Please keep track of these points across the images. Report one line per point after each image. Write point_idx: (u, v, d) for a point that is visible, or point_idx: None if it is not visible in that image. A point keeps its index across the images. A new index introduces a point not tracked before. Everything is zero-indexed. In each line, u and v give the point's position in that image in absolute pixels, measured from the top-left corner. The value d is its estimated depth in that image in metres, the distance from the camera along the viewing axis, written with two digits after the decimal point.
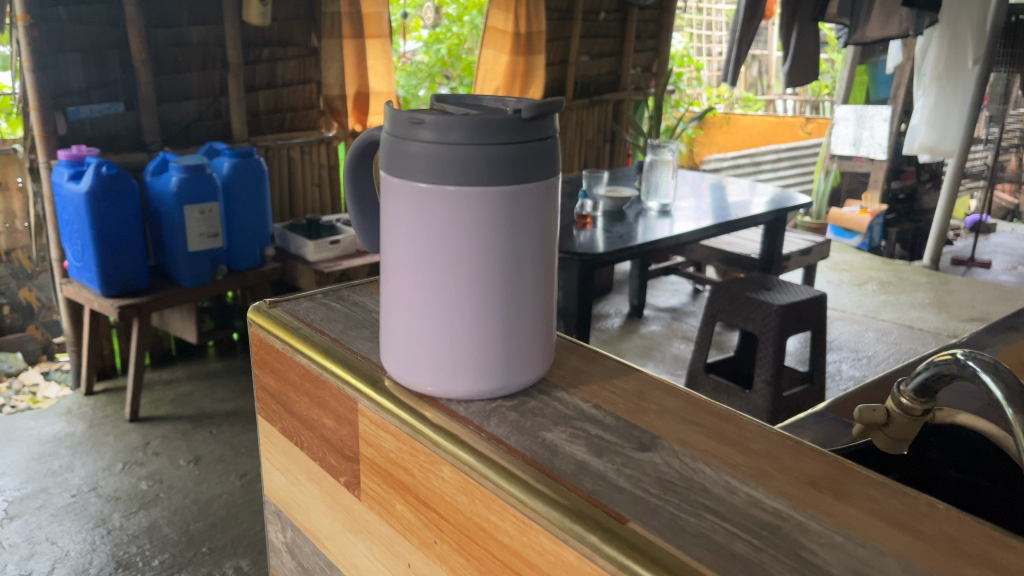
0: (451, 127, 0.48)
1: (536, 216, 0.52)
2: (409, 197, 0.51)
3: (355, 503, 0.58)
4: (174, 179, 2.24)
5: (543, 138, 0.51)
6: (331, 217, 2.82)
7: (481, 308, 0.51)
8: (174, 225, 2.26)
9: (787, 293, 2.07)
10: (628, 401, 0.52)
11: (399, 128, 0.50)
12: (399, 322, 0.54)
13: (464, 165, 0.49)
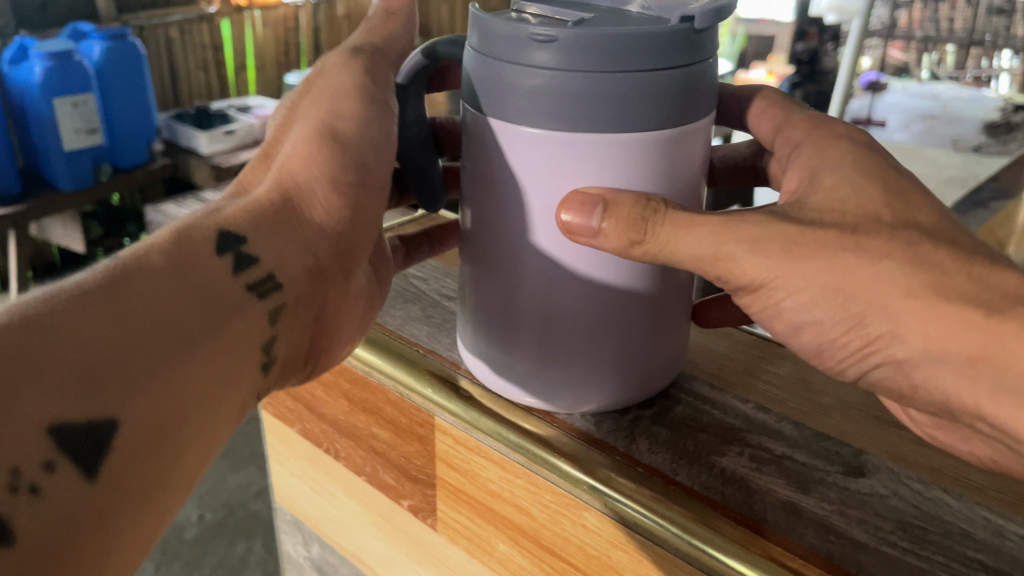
0: (592, 51, 0.33)
1: (687, 171, 0.38)
2: (517, 148, 0.36)
3: (426, 534, 0.47)
4: (39, 69, 1.91)
5: (707, 63, 0.36)
6: (223, 103, 2.54)
7: (618, 300, 0.38)
8: (44, 121, 1.96)
9: None
10: (795, 395, 0.42)
11: (505, 49, 0.35)
12: (493, 314, 0.40)
13: (610, 102, 0.34)
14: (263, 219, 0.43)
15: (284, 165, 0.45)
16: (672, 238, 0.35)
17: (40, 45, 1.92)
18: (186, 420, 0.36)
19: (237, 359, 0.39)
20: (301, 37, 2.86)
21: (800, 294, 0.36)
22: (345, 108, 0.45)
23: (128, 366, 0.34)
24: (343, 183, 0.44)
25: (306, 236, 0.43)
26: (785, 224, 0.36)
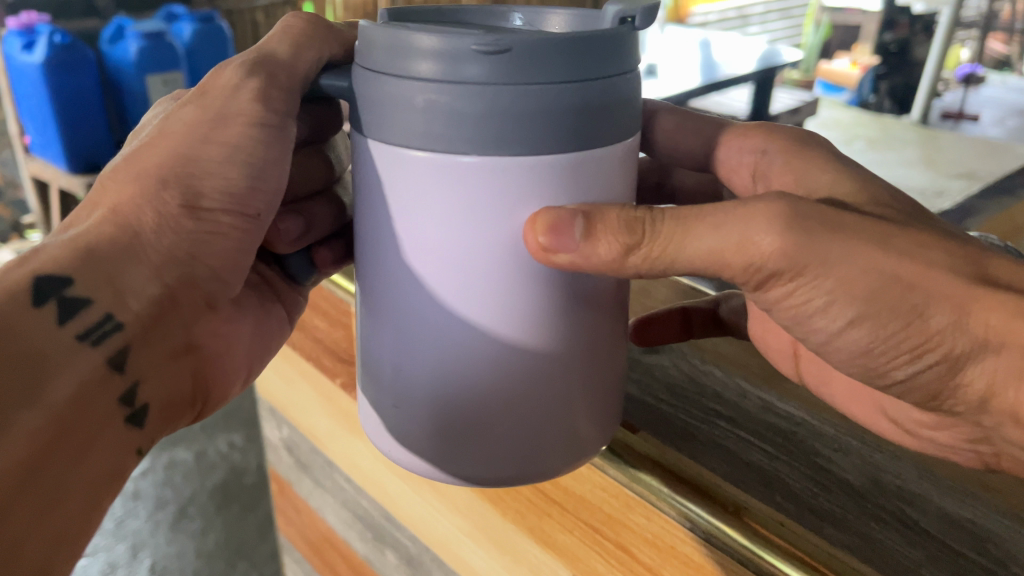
0: (507, 65, 0.46)
1: (611, 171, 0.52)
2: (447, 161, 0.49)
3: (346, 400, 0.89)
4: (135, 47, 2.36)
5: (621, 72, 0.50)
6: None
7: (552, 281, 0.53)
8: (138, 94, 2.42)
9: None
10: (853, 356, 0.57)
11: (410, 65, 0.47)
12: (437, 316, 0.53)
13: (517, 111, 0.47)
14: (89, 258, 0.58)
15: (110, 203, 0.60)
16: (685, 233, 0.52)
17: (136, 27, 2.37)
18: (78, 429, 0.54)
19: (92, 384, 0.56)
20: None
21: (852, 291, 0.52)
22: (210, 149, 0.62)
23: (10, 413, 0.49)
24: (205, 211, 0.62)
25: (153, 262, 0.60)
26: (820, 210, 0.51)
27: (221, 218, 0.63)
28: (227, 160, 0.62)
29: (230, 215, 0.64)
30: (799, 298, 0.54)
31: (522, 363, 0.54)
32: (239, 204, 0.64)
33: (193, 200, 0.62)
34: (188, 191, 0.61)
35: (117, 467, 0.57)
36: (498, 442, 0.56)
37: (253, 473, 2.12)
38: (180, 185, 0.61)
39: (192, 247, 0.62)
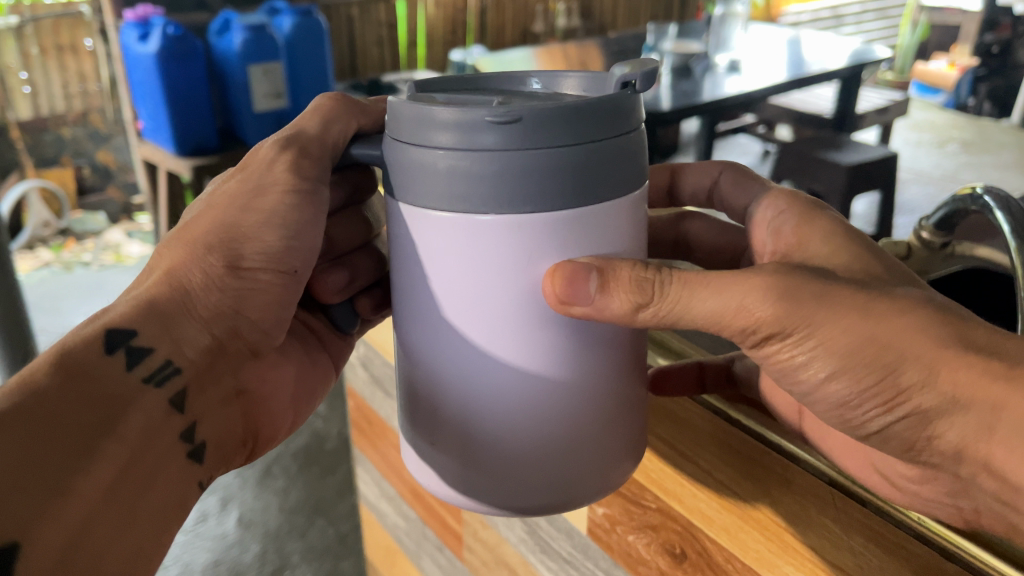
0: (516, 133, 0.52)
1: (619, 223, 0.58)
2: (466, 220, 0.55)
3: None
4: (239, 39, 2.52)
5: (621, 132, 0.55)
6: (395, 76, 3.07)
7: (565, 327, 0.58)
8: (240, 83, 2.58)
9: (861, 152, 2.53)
10: (831, 409, 0.61)
11: (429, 135, 0.54)
12: (464, 358, 0.59)
13: (526, 172, 0.53)
14: (155, 312, 0.68)
15: (166, 264, 0.69)
16: (690, 296, 0.58)
17: (241, 20, 2.53)
18: (142, 462, 0.64)
19: (154, 421, 0.66)
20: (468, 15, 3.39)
21: (832, 348, 0.56)
22: (244, 218, 0.69)
23: (91, 444, 0.60)
24: (246, 269, 0.69)
25: (203, 318, 0.70)
26: (809, 281, 0.57)
27: (259, 275, 0.70)
28: (264, 226, 0.69)
29: (267, 269, 0.70)
30: (788, 354, 0.59)
31: (546, 396, 0.59)
32: (278, 263, 0.70)
33: (235, 261, 0.69)
34: (230, 254, 0.69)
35: (180, 490, 0.67)
36: (530, 467, 0.61)
37: (333, 440, 2.23)
38: (221, 249, 0.69)
39: (241, 303, 0.71)
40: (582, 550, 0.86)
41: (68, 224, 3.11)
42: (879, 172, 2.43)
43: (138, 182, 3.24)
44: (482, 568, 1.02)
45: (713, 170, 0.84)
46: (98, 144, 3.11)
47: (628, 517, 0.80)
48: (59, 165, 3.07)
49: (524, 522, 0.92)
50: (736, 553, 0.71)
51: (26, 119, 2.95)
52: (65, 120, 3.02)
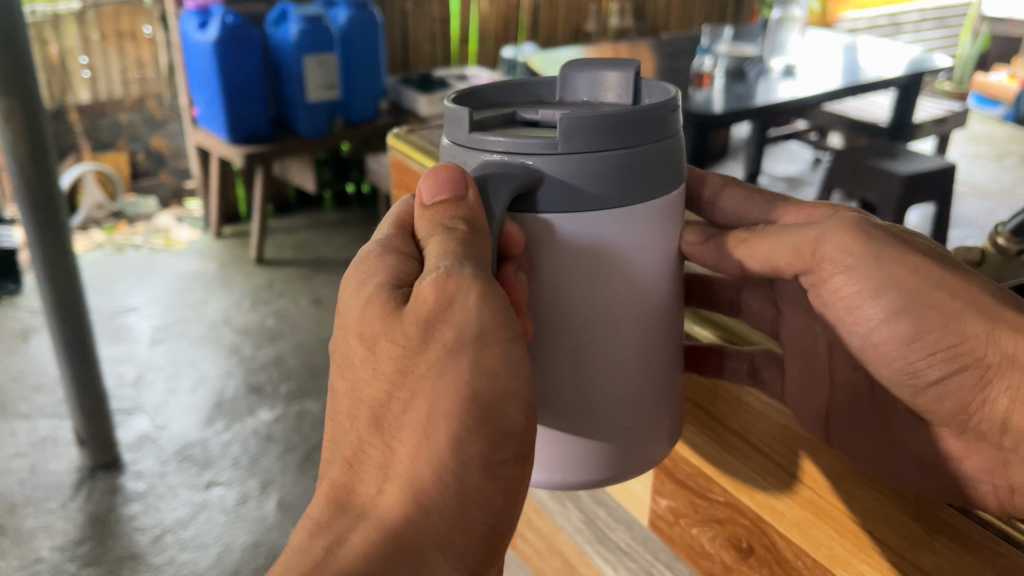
0: (648, 125, 0.52)
1: (666, 227, 0.57)
2: (586, 221, 0.53)
3: None
4: (296, 30, 2.55)
5: (665, 136, 0.54)
6: (445, 72, 3.09)
7: (672, 300, 0.60)
8: (295, 74, 2.61)
9: (916, 162, 2.43)
10: (887, 354, 0.56)
11: (481, 138, 0.52)
12: (604, 361, 0.57)
13: (657, 160, 0.53)
14: (392, 550, 0.47)
15: (394, 468, 0.48)
16: (761, 242, 0.60)
17: (298, 11, 2.56)
18: None
19: None
20: (521, 13, 3.40)
21: (899, 286, 0.53)
22: (481, 382, 0.46)
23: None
24: (496, 465, 0.49)
25: (448, 542, 0.48)
26: (884, 231, 0.56)
27: (500, 461, 0.49)
28: (512, 393, 0.47)
29: (506, 450, 0.49)
30: (846, 291, 0.56)
31: (646, 367, 0.59)
32: (520, 447, 0.49)
33: (484, 462, 0.48)
34: (489, 442, 0.47)
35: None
36: (638, 445, 0.60)
37: None
38: (480, 436, 0.47)
39: (490, 507, 0.50)
40: (643, 541, 0.78)
41: (120, 207, 3.15)
42: (936, 182, 2.38)
43: (189, 168, 3.29)
44: (536, 559, 0.92)
45: (715, 180, 0.70)
46: (153, 130, 3.16)
47: (694, 510, 0.73)
48: (115, 149, 3.13)
49: (580, 508, 0.83)
50: (808, 550, 0.64)
51: (85, 103, 3.01)
52: (122, 105, 3.08)
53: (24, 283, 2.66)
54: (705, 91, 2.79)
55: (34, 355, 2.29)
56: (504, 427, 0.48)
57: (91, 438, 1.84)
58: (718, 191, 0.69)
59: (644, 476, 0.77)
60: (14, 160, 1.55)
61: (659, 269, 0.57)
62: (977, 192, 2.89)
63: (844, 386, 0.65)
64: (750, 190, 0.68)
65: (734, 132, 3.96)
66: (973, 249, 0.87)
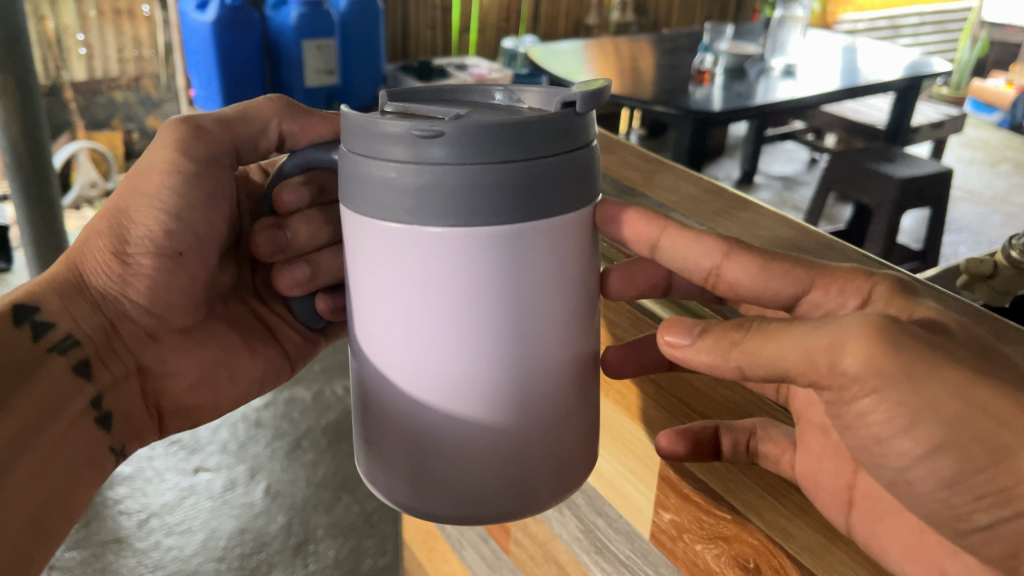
0: (506, 143, 0.45)
1: (568, 256, 0.50)
2: (416, 235, 0.47)
3: None
4: (296, 14, 2.53)
5: (575, 146, 0.48)
6: (443, 60, 3.08)
7: (561, 345, 0.52)
8: (294, 58, 2.59)
9: (913, 166, 2.43)
10: (914, 485, 0.45)
11: (376, 149, 0.47)
12: (434, 387, 0.51)
13: (520, 183, 0.46)
14: (62, 292, 0.66)
15: (82, 260, 0.66)
16: (763, 344, 0.44)
17: None
18: (48, 428, 0.62)
19: (60, 390, 0.64)
20: (523, 4, 3.40)
21: (937, 414, 0.41)
22: (132, 203, 0.65)
23: (7, 395, 0.60)
24: (131, 256, 0.66)
25: (92, 300, 0.67)
26: (913, 334, 0.41)
27: (143, 261, 0.66)
28: (141, 202, 0.65)
29: (152, 253, 0.66)
30: (877, 419, 0.42)
31: (517, 405, 0.52)
32: (162, 249, 0.66)
33: (120, 249, 0.65)
34: (117, 241, 0.65)
35: (88, 451, 0.66)
36: (488, 481, 0.53)
37: None
38: (111, 235, 0.65)
39: (147, 290, 0.67)
40: (643, 555, 0.67)
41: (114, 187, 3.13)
42: (933, 186, 2.39)
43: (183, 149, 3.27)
44: None
45: (714, 248, 0.52)
46: (149, 110, 3.14)
47: (698, 527, 0.62)
48: (110, 128, 3.11)
49: (577, 516, 0.74)
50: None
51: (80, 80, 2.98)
52: (118, 83, 3.06)
53: (14, 260, 2.64)
54: (704, 88, 2.78)
55: None
56: (132, 233, 0.65)
57: None
58: (717, 262, 0.51)
59: (645, 486, 0.67)
60: (6, 137, 1.52)
61: (537, 305, 0.50)
62: (970, 198, 2.99)
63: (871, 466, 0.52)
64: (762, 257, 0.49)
65: (731, 129, 3.98)
66: (985, 262, 0.84)
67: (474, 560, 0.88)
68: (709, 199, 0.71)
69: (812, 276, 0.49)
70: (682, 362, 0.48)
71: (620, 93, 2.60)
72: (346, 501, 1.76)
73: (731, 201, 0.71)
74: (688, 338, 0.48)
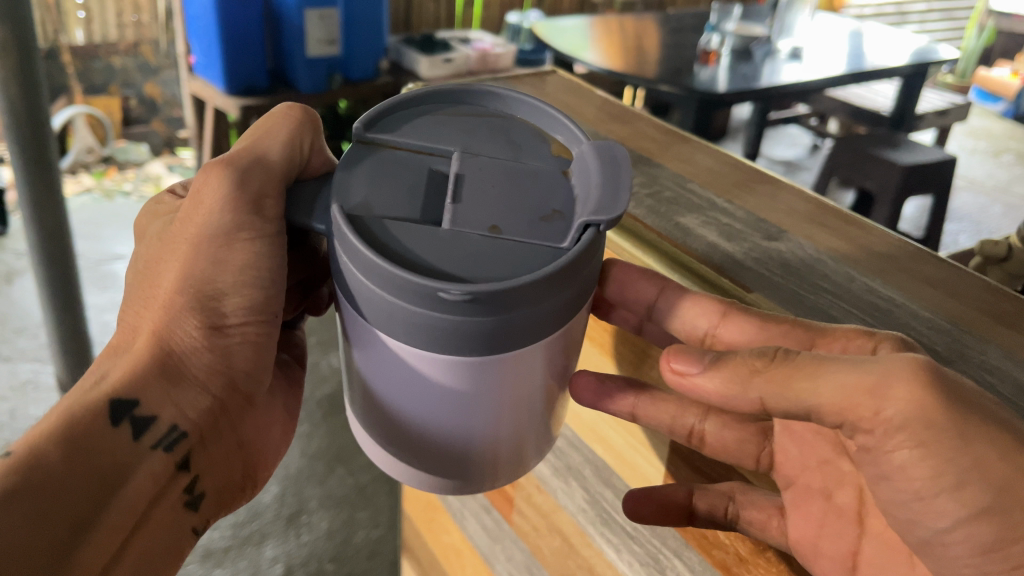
0: (526, 301, 0.44)
1: (565, 335, 0.50)
2: (426, 361, 0.47)
3: None
4: None
5: (584, 269, 0.47)
6: (447, 34, 3.05)
7: (546, 404, 0.54)
8: (296, 28, 2.54)
9: (917, 153, 2.40)
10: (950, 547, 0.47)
11: (381, 288, 0.45)
12: (433, 457, 0.53)
13: (531, 326, 0.46)
14: (162, 374, 0.56)
15: (161, 334, 0.56)
16: (795, 378, 0.45)
17: None
18: (145, 532, 0.54)
19: (155, 488, 0.55)
20: None
21: (986, 476, 0.43)
22: (222, 275, 0.56)
23: (97, 509, 0.51)
24: (229, 329, 0.57)
25: (199, 381, 0.57)
26: (961, 393, 0.44)
27: (240, 332, 0.58)
28: (238, 278, 0.56)
29: (250, 316, 0.58)
30: (917, 473, 0.45)
31: (511, 443, 0.54)
32: (262, 314, 0.58)
33: (216, 320, 0.57)
34: (210, 313, 0.56)
35: (173, 537, 0.57)
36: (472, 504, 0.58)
37: None
38: (201, 306, 0.56)
39: (246, 359, 0.59)
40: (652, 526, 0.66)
41: (111, 153, 3.10)
42: (937, 173, 2.36)
43: (183, 118, 3.24)
44: None
45: (712, 308, 0.52)
46: (147, 76, 3.10)
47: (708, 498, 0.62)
48: (107, 93, 3.07)
49: (584, 488, 0.73)
50: None
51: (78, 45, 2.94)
52: (116, 49, 3.01)
53: (11, 224, 2.61)
54: (710, 69, 2.75)
55: (19, 297, 2.26)
56: (228, 307, 0.57)
57: (73, 383, 1.82)
58: (713, 323, 0.51)
59: (653, 454, 0.66)
60: (4, 98, 1.50)
61: (530, 394, 0.52)
62: (972, 187, 2.99)
63: (876, 537, 0.56)
64: (761, 318, 0.49)
65: (734, 111, 3.96)
66: (1001, 244, 0.83)
67: (476, 530, 0.88)
68: (727, 172, 0.69)
69: (812, 339, 0.48)
70: (690, 390, 0.49)
71: (625, 71, 2.58)
72: (340, 474, 1.76)
73: (752, 175, 0.69)
74: (697, 365, 0.48)
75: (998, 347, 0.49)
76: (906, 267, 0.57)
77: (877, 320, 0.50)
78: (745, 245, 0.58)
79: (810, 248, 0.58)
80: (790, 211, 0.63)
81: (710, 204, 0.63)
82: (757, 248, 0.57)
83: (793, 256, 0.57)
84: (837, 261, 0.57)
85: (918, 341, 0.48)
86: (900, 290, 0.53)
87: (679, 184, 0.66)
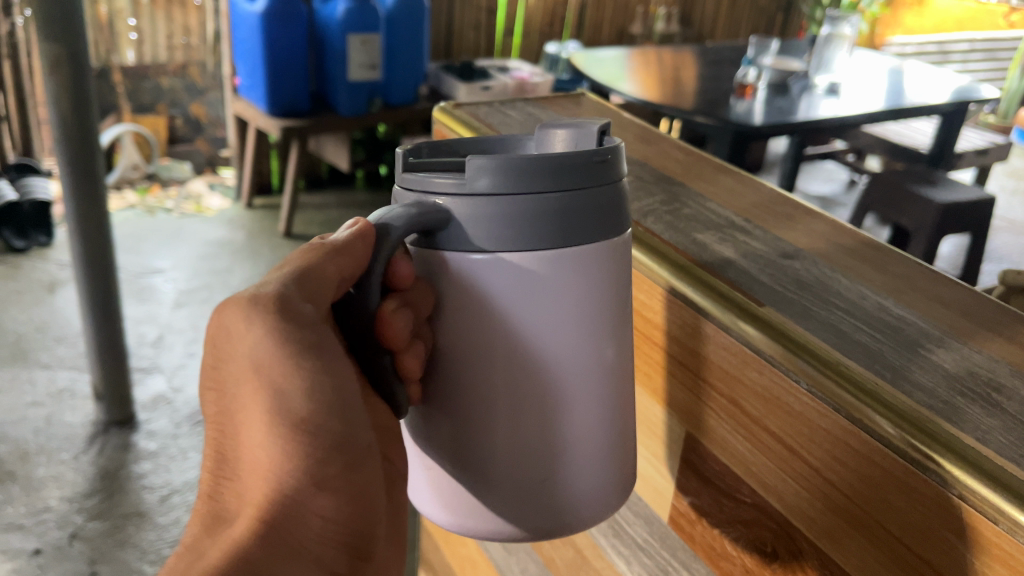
0: (584, 175, 0.47)
1: (602, 260, 0.50)
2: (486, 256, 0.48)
3: None
4: (342, 8, 2.54)
5: (610, 181, 0.49)
6: (485, 62, 3.10)
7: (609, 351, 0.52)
8: (339, 52, 2.60)
9: (955, 191, 2.38)
10: None
11: (429, 179, 0.48)
12: (510, 406, 0.51)
13: (593, 204, 0.48)
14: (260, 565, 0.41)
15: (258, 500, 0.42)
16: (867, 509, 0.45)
17: None
18: None
19: None
20: (568, 10, 3.41)
21: None
22: (301, 402, 0.42)
23: None
24: (325, 477, 0.43)
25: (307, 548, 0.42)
26: None
27: (337, 475, 0.43)
28: (323, 402, 0.43)
29: (338, 461, 0.43)
30: None
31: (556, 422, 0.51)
32: (352, 451, 0.43)
33: (318, 466, 0.42)
34: (314, 451, 0.42)
35: None
36: (558, 482, 0.53)
37: None
38: (308, 457, 0.42)
39: (339, 520, 0.43)
40: (660, 538, 0.66)
41: (155, 170, 3.18)
42: (974, 212, 2.34)
43: (226, 138, 3.32)
44: None
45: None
46: (193, 97, 3.19)
47: (718, 509, 0.58)
48: (154, 112, 3.16)
49: None
50: None
51: (129, 65, 3.03)
52: (165, 69, 3.10)
53: (56, 236, 2.69)
54: (745, 102, 2.76)
55: (60, 307, 2.32)
56: (333, 442, 0.43)
57: (107, 392, 1.85)
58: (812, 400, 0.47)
59: (666, 467, 0.64)
60: (56, 112, 1.56)
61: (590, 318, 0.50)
62: (1012, 228, 2.95)
63: None
64: None
65: (771, 145, 3.96)
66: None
67: (492, 543, 0.88)
68: (751, 193, 0.70)
69: None
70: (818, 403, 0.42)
71: (659, 101, 2.60)
72: None
73: (777, 200, 0.70)
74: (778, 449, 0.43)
75: (1008, 365, 0.48)
76: (920, 288, 0.57)
77: (889, 338, 0.50)
78: (760, 262, 0.58)
79: (824, 267, 0.59)
80: (809, 234, 0.64)
81: (728, 222, 0.64)
82: (772, 265, 0.58)
83: (807, 274, 0.57)
84: (852, 280, 0.57)
85: (925, 359, 0.48)
86: (912, 309, 0.54)
87: (699, 203, 0.67)
